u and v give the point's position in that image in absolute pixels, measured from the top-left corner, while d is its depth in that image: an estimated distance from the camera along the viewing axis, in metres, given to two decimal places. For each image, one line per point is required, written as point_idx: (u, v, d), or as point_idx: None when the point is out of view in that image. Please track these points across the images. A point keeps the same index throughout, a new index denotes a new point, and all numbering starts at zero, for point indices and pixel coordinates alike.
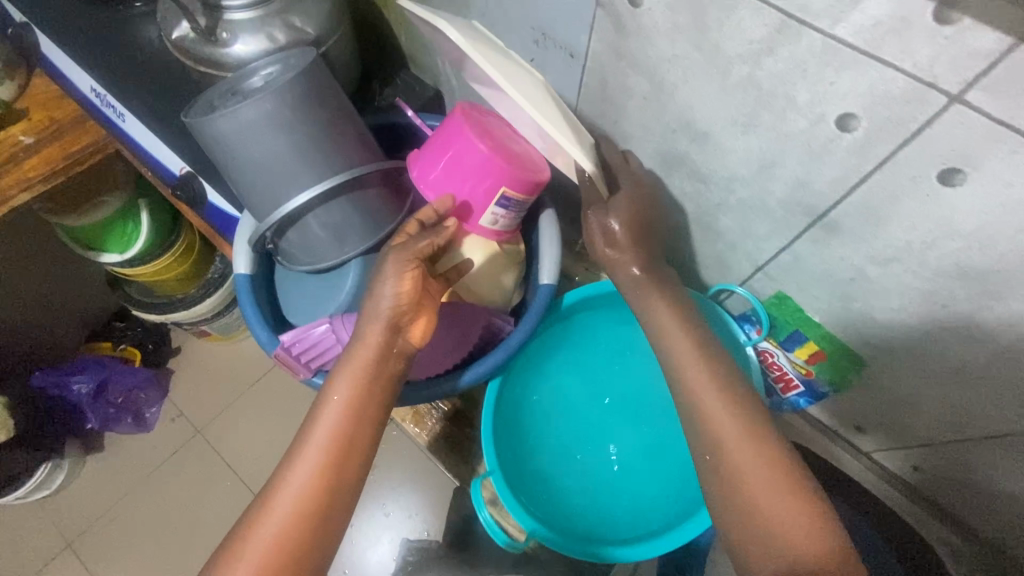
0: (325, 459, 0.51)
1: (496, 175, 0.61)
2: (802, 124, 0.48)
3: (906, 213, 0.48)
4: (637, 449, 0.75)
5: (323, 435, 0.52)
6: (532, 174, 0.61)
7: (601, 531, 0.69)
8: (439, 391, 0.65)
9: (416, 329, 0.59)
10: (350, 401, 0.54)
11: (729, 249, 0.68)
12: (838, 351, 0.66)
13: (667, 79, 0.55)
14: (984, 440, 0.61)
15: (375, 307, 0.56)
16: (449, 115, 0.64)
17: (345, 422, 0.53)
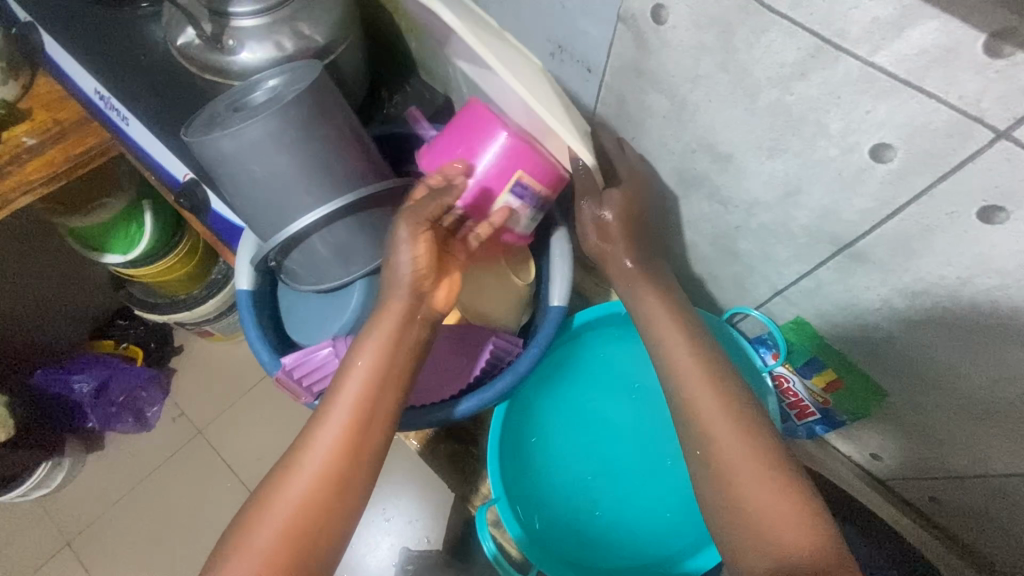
0: (345, 432, 0.49)
1: (517, 149, 0.58)
2: (833, 152, 0.46)
3: (940, 247, 0.46)
4: (643, 470, 0.73)
5: (343, 406, 0.50)
6: (550, 160, 0.59)
7: (603, 558, 0.68)
8: (440, 417, 0.63)
9: (440, 292, 0.57)
10: (372, 373, 0.51)
11: (747, 273, 0.65)
12: (858, 379, 0.64)
13: (689, 99, 0.53)
14: (1010, 478, 0.59)
15: (397, 279, 0.54)
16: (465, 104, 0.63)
17: (366, 396, 0.51)
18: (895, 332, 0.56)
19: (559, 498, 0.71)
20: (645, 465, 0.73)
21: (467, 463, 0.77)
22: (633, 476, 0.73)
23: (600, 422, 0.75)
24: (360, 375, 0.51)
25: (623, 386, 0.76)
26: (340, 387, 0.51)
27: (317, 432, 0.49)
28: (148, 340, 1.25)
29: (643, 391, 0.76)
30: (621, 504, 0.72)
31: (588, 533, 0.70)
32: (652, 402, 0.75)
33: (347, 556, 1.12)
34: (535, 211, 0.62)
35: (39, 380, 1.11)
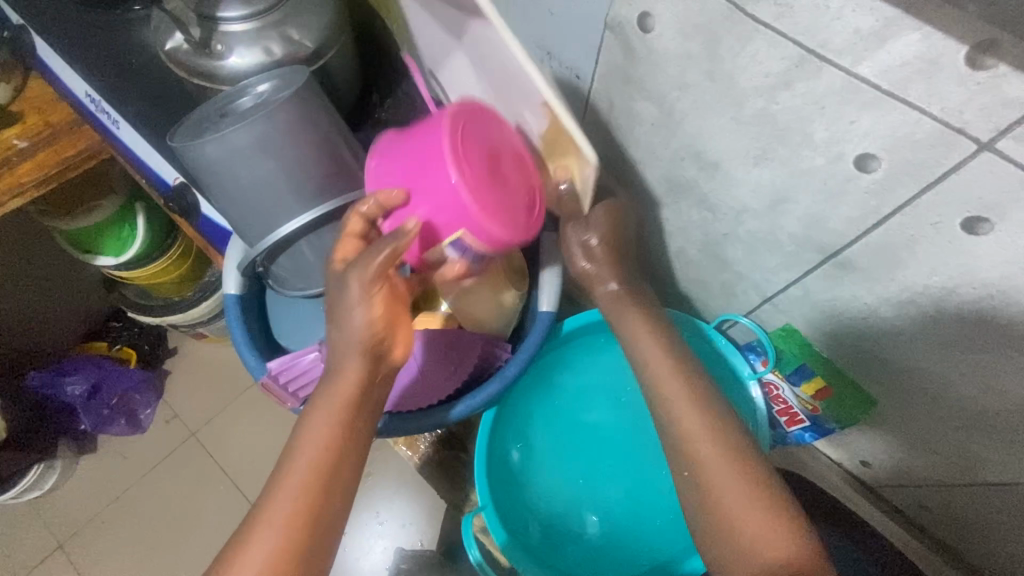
0: (307, 497, 0.45)
1: (474, 211, 0.49)
2: (819, 162, 0.46)
3: (925, 257, 0.46)
4: (626, 480, 0.73)
5: (303, 468, 0.46)
6: (503, 230, 0.50)
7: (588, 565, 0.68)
8: (430, 424, 0.63)
9: (399, 347, 0.52)
10: (334, 428, 0.48)
11: (736, 280, 0.65)
12: (847, 387, 0.64)
13: (677, 107, 0.52)
14: (997, 486, 0.59)
15: (353, 332, 0.49)
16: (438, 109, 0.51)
17: (329, 453, 0.47)
18: (883, 341, 0.56)
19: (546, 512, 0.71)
20: (626, 476, 0.73)
21: (458, 468, 0.78)
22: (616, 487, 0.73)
23: (581, 433, 0.75)
24: (322, 429, 0.47)
25: (602, 398, 0.76)
26: (300, 445, 0.47)
27: (275, 497, 0.45)
28: (142, 342, 1.24)
29: (622, 401, 0.76)
30: (608, 514, 0.71)
31: (574, 540, 0.70)
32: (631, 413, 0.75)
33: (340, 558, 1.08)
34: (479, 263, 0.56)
35: (33, 381, 1.10)
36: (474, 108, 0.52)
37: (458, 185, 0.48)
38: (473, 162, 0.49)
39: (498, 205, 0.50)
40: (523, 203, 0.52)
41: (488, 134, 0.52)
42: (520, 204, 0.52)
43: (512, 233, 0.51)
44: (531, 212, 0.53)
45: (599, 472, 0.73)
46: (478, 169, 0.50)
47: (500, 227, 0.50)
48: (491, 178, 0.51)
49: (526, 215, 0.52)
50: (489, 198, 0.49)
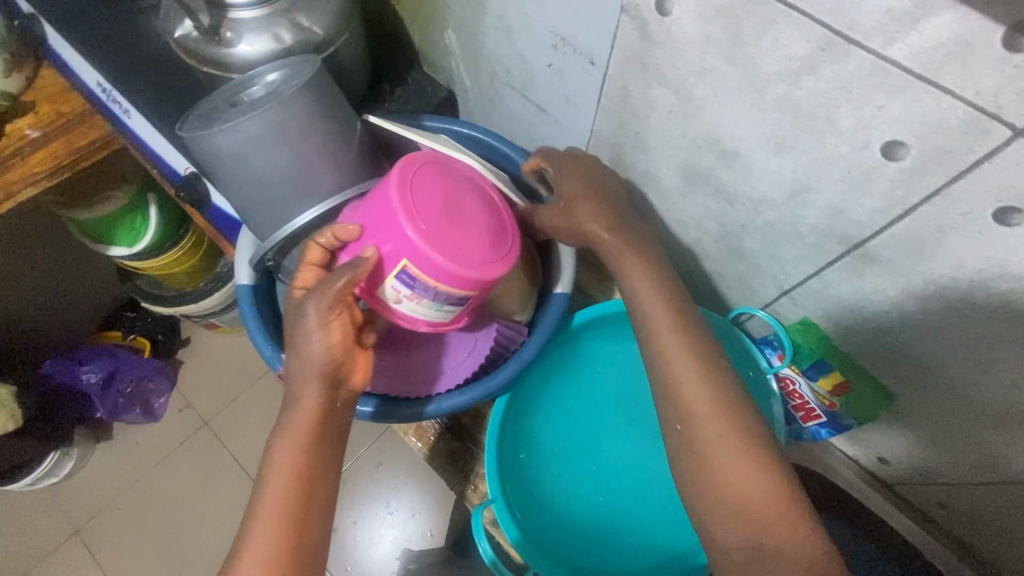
0: (280, 541, 0.45)
1: (420, 240, 0.49)
2: (843, 150, 0.44)
3: (953, 248, 0.44)
4: (636, 472, 0.72)
5: (274, 513, 0.46)
6: (447, 263, 0.49)
7: (595, 557, 0.68)
8: (410, 416, 0.62)
9: (357, 374, 0.53)
10: (299, 465, 0.48)
11: (753, 272, 0.64)
12: (866, 382, 0.63)
13: (695, 94, 0.51)
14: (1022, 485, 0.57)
15: (309, 361, 0.49)
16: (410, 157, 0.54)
17: (296, 494, 0.47)
18: (905, 335, 0.54)
19: (559, 506, 0.70)
20: (637, 467, 0.72)
21: (466, 462, 0.76)
22: (627, 478, 0.72)
23: (589, 425, 0.74)
24: (286, 472, 0.47)
25: (606, 392, 0.76)
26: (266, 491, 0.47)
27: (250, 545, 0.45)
28: (156, 332, 1.25)
29: (626, 394, 0.75)
30: (614, 507, 0.71)
31: (581, 532, 0.69)
32: (634, 406, 0.75)
33: (349, 545, 1.08)
34: (429, 308, 0.53)
35: (48, 369, 1.11)
36: (434, 159, 0.55)
37: (405, 216, 0.49)
38: (425, 199, 0.51)
39: (451, 241, 0.50)
40: (483, 240, 0.52)
41: (452, 183, 0.54)
42: (480, 241, 0.51)
43: (456, 266, 0.49)
44: (492, 251, 0.52)
45: (607, 465, 0.73)
46: (431, 206, 0.51)
47: (451, 258, 0.49)
48: (447, 215, 0.51)
49: (486, 253, 0.51)
50: (439, 231, 0.50)
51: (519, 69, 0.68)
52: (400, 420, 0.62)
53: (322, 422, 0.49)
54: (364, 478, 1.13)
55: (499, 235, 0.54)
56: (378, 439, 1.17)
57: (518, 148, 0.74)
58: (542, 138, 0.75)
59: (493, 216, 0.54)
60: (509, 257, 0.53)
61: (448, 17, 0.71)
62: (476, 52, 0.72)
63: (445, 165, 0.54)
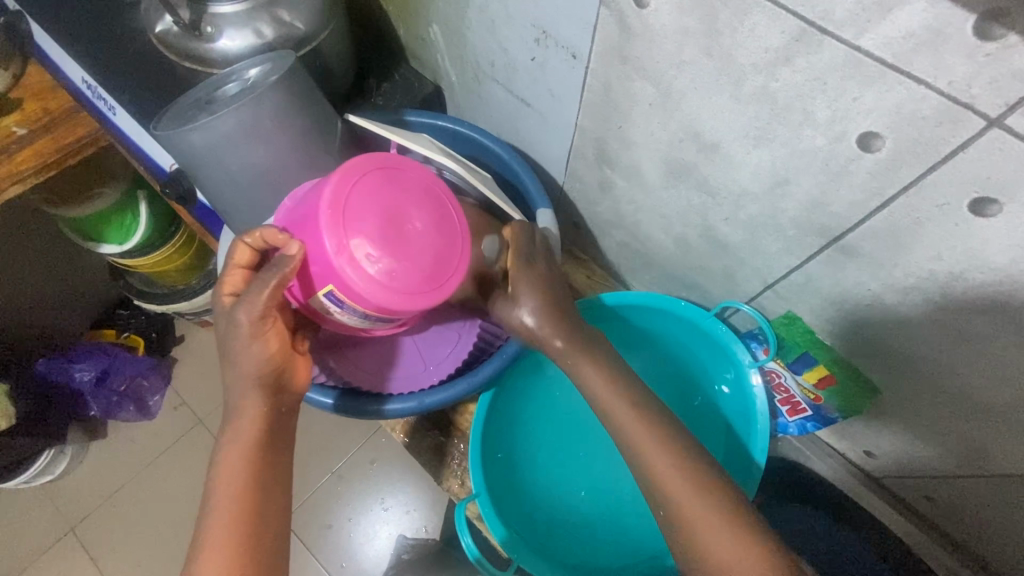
0: (236, 538, 0.46)
1: (343, 264, 0.44)
2: (820, 142, 0.44)
3: (931, 240, 0.44)
4: (599, 452, 0.74)
5: (228, 511, 0.47)
6: (374, 293, 0.45)
7: (571, 552, 0.68)
8: (367, 410, 0.63)
9: (297, 376, 0.53)
10: (250, 463, 0.48)
11: (737, 265, 0.63)
12: (850, 376, 0.63)
13: (675, 86, 0.51)
14: (1005, 477, 0.57)
15: (246, 367, 0.49)
16: (355, 159, 0.47)
17: (252, 491, 0.48)
18: (887, 328, 0.54)
19: (535, 491, 0.71)
20: (601, 448, 0.74)
21: (452, 455, 0.75)
22: (592, 459, 0.74)
23: (549, 412, 0.76)
24: (238, 464, 0.48)
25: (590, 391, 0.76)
26: (222, 486, 0.47)
27: (205, 542, 0.46)
28: (149, 330, 1.24)
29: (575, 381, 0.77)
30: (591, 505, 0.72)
31: (558, 528, 0.70)
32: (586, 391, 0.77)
33: (341, 542, 1.08)
34: (363, 323, 0.50)
35: (40, 369, 1.10)
36: (383, 163, 0.48)
37: (329, 233, 0.45)
38: (358, 216, 0.45)
39: (381, 267, 0.45)
40: (415, 267, 0.46)
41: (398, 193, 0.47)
42: (417, 267, 0.46)
43: (385, 298, 0.45)
44: (426, 281, 0.46)
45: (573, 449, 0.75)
46: (361, 223, 0.45)
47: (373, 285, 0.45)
48: (378, 233, 0.45)
49: (415, 282, 0.46)
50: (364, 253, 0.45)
51: (503, 62, 0.67)
52: (361, 415, 0.63)
53: (267, 425, 0.50)
54: (356, 474, 1.13)
55: (439, 261, 0.47)
56: (370, 436, 1.16)
57: (505, 144, 0.73)
58: (527, 133, 0.75)
59: (438, 238, 0.48)
60: (451, 283, 0.48)
61: (432, 11, 0.71)
62: (460, 46, 0.72)
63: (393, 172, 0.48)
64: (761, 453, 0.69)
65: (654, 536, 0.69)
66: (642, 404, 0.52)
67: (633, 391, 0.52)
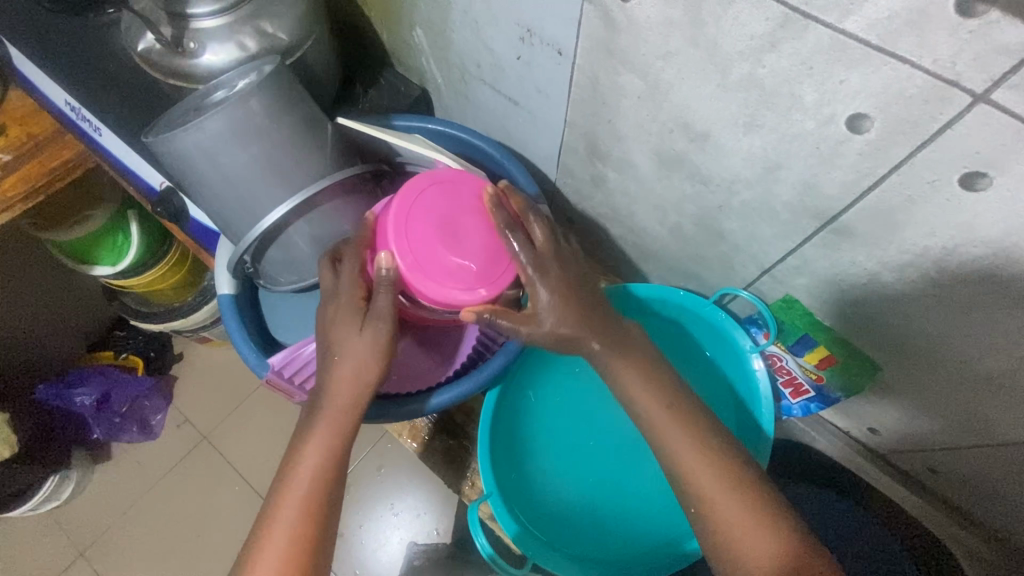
0: (297, 546, 0.48)
1: (410, 267, 0.55)
2: (810, 125, 0.44)
3: (924, 218, 0.44)
4: (610, 435, 0.74)
5: (289, 521, 0.48)
6: (436, 289, 0.55)
7: (590, 547, 0.69)
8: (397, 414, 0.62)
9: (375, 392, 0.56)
10: (317, 475, 0.50)
11: (733, 252, 0.64)
12: (851, 355, 0.63)
13: (662, 77, 0.51)
14: (1006, 446, 0.58)
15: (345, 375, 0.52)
16: (420, 181, 0.58)
17: (314, 501, 0.49)
18: (884, 305, 0.55)
19: (551, 475, 0.73)
20: (611, 439, 0.74)
21: (462, 455, 0.76)
22: (600, 451, 0.74)
23: (552, 409, 0.76)
24: (311, 465, 0.51)
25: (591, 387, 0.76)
26: (284, 495, 0.49)
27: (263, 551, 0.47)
28: (147, 349, 1.24)
29: (577, 365, 0.76)
30: (605, 498, 0.72)
31: (574, 523, 0.70)
32: (588, 379, 0.76)
33: (354, 550, 1.09)
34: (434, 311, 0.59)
35: (40, 395, 1.09)
36: (442, 183, 0.58)
37: (397, 242, 0.55)
38: (421, 229, 0.56)
39: (442, 269, 0.55)
40: (475, 267, 0.56)
41: (454, 209, 0.57)
42: (471, 266, 0.56)
43: (446, 293, 0.55)
44: (486, 277, 0.56)
45: (585, 433, 0.75)
46: (427, 238, 0.56)
47: (445, 287, 0.55)
48: (437, 241, 0.56)
49: (474, 279, 0.56)
50: (426, 257, 0.55)
51: (489, 62, 0.67)
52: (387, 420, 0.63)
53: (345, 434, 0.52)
54: (365, 481, 1.13)
55: (495, 257, 0.56)
56: (378, 442, 1.17)
57: (493, 142, 0.74)
58: (517, 131, 0.75)
59: (492, 239, 0.57)
60: (503, 278, 0.56)
61: (415, 15, 0.71)
62: (445, 48, 0.72)
63: (451, 189, 0.58)
64: (768, 423, 0.70)
65: (676, 511, 0.71)
66: (646, 397, 0.52)
67: (639, 383, 0.53)
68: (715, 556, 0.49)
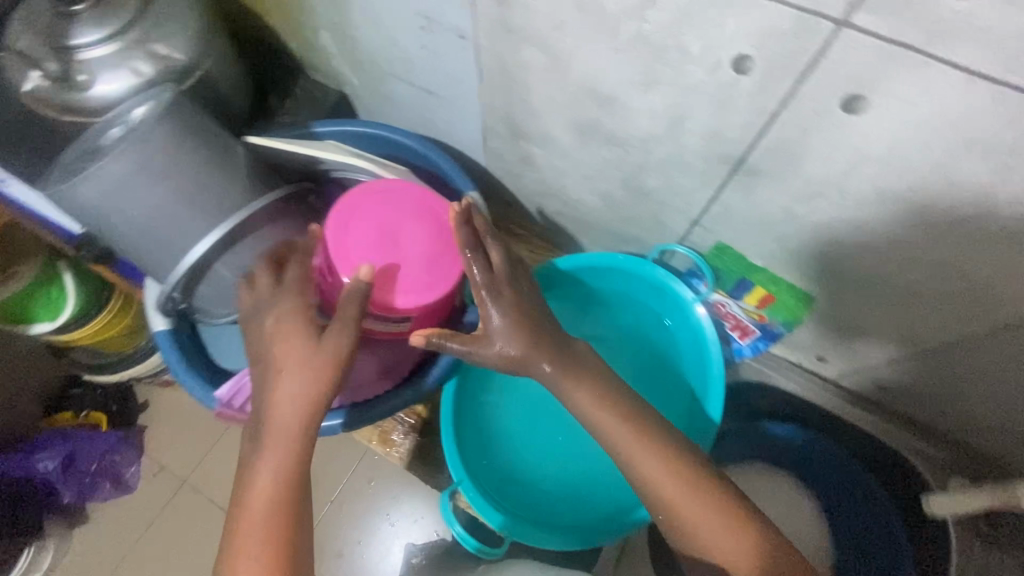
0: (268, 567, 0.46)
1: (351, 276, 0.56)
2: (701, 73, 0.46)
3: (819, 147, 0.46)
4: (558, 431, 0.75)
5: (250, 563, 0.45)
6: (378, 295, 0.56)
7: (566, 516, 0.70)
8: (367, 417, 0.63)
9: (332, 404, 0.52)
10: (274, 505, 0.47)
11: (662, 209, 0.65)
12: (787, 290, 0.66)
13: (560, 47, 0.52)
14: (935, 351, 0.62)
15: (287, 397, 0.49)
16: (360, 193, 0.60)
17: (279, 519, 0.47)
18: (803, 236, 0.57)
19: (506, 477, 0.72)
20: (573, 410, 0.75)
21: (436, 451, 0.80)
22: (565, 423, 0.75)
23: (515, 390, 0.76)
24: (264, 495, 0.48)
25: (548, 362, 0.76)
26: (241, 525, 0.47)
27: None
28: (109, 402, 1.10)
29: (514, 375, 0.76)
30: (577, 466, 0.73)
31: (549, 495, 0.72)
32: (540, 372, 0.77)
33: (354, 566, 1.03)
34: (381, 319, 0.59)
35: None
36: (381, 193, 0.60)
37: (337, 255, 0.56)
38: (360, 238, 0.57)
39: (382, 275, 0.56)
40: (417, 269, 0.57)
41: (394, 217, 0.59)
42: (412, 270, 0.57)
43: (387, 297, 0.56)
44: (429, 278, 0.57)
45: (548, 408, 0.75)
46: (366, 245, 0.57)
47: (386, 291, 0.56)
48: (375, 248, 0.57)
49: (416, 282, 0.57)
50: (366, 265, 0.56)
51: (398, 56, 0.67)
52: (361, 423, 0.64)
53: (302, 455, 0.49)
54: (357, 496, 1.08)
55: (437, 257, 0.58)
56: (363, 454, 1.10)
57: (416, 137, 0.73)
58: (439, 122, 0.75)
59: (433, 242, 0.58)
60: (445, 280, 0.57)
61: (317, 18, 0.70)
62: (353, 48, 0.71)
63: (390, 197, 0.60)
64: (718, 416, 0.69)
65: (624, 490, 0.71)
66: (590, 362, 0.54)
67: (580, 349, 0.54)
68: (672, 501, 0.50)
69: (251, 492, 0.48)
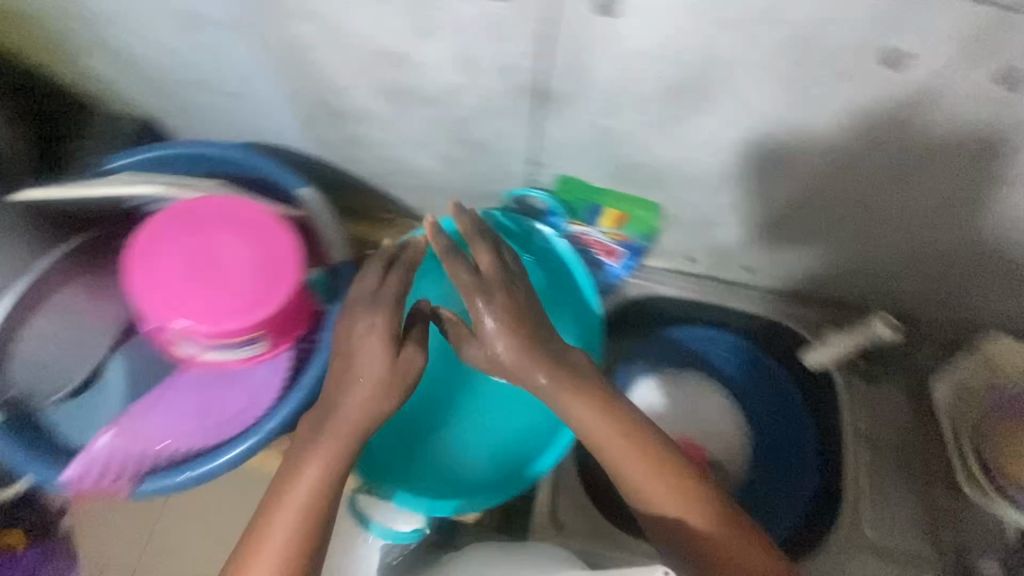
0: None
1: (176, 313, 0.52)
2: (466, 7, 0.45)
3: (599, 57, 0.47)
4: (455, 394, 0.68)
5: None
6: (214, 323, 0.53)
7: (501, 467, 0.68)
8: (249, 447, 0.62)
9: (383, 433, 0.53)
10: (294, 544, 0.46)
11: (497, 156, 0.65)
12: (635, 203, 0.68)
13: (327, 14, 0.49)
14: (775, 223, 0.66)
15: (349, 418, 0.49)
16: (159, 223, 0.55)
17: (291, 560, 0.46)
18: (626, 149, 0.59)
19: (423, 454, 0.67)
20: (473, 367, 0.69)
21: None
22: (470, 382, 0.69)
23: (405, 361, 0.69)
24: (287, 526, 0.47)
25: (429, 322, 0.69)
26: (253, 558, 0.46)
27: None
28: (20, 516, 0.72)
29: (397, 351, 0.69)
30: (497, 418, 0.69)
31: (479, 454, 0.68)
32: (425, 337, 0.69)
33: None
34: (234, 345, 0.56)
35: None
36: (182, 217, 0.55)
37: (154, 300, 0.53)
38: (173, 271, 0.53)
39: (210, 301, 0.53)
40: (245, 284, 0.54)
41: (204, 238, 0.55)
42: (240, 286, 0.54)
43: (224, 322, 0.53)
44: (261, 288, 0.54)
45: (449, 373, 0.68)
46: (183, 277, 0.53)
47: (220, 317, 0.53)
48: (194, 276, 0.53)
49: (248, 297, 0.54)
50: (189, 296, 0.53)
51: (178, 64, 0.61)
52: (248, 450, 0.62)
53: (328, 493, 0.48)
54: None
55: (264, 265, 0.55)
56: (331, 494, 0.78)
57: (226, 144, 0.67)
58: (253, 125, 0.70)
59: (254, 250, 0.55)
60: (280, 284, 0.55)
61: (74, 44, 0.62)
62: (128, 68, 0.64)
63: (194, 218, 0.55)
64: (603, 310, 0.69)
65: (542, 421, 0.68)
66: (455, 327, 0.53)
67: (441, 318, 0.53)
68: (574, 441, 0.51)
69: (262, 536, 0.47)
